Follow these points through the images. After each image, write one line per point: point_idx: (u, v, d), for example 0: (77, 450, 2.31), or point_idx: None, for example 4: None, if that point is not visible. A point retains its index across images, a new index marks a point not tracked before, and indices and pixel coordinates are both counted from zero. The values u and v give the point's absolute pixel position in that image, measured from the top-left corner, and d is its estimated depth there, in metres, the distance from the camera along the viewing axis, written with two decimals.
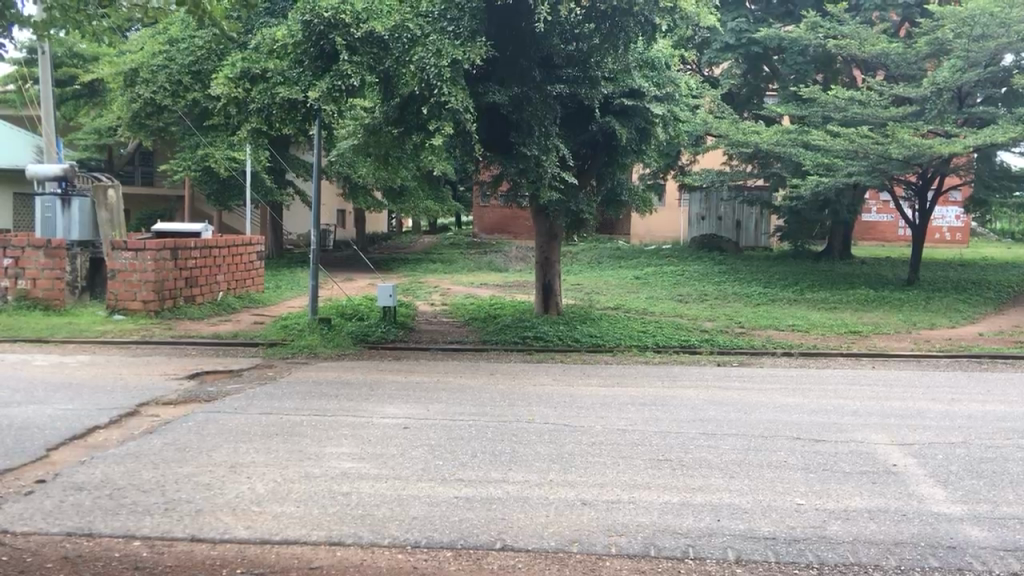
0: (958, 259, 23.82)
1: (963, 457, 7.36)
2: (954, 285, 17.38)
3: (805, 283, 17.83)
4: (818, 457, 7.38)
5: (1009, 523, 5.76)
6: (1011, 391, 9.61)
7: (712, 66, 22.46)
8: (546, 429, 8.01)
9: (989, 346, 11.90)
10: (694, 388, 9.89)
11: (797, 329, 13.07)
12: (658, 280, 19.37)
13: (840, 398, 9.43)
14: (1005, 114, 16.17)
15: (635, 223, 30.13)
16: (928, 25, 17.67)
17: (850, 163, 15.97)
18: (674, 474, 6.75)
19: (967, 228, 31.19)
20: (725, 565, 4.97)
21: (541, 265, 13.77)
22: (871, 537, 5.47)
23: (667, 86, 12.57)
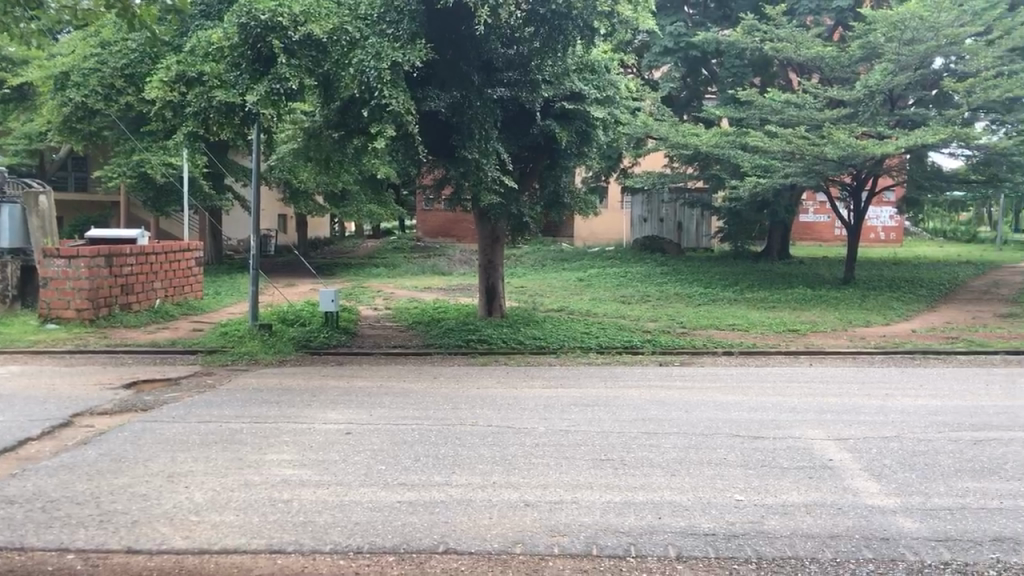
0: (891, 258, 24.46)
1: (896, 450, 7.57)
2: (889, 283, 17.78)
3: (744, 283, 18.07)
4: (757, 453, 7.52)
5: (940, 514, 5.96)
6: (941, 386, 9.91)
7: (652, 70, 22.72)
8: (488, 431, 8.04)
9: (921, 341, 12.21)
10: (636, 388, 9.98)
11: (737, 328, 13.25)
12: (599, 282, 19.48)
13: (777, 396, 9.62)
14: (934, 116, 16.40)
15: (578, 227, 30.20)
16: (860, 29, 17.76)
17: (785, 164, 16.21)
18: (616, 473, 6.83)
19: (899, 228, 31.99)
20: (666, 562, 5.04)
21: (484, 267, 13.74)
22: (808, 530, 5.60)
23: (607, 88, 12.61)
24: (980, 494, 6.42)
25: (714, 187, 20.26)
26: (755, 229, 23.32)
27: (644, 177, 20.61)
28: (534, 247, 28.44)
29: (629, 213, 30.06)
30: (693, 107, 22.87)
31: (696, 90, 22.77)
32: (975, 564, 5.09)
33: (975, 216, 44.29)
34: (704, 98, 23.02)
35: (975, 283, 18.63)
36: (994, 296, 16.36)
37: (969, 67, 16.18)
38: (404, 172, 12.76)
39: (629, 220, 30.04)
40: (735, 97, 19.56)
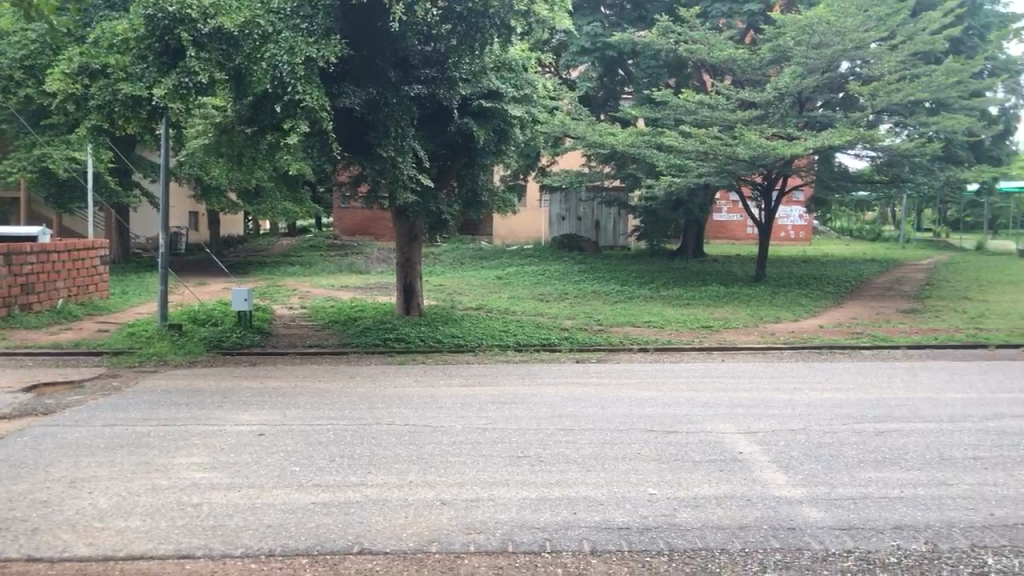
0: (801, 255, 25.18)
1: (803, 443, 7.79)
2: (799, 280, 18.29)
3: (661, 281, 18.36)
4: (670, 447, 7.65)
5: (843, 503, 6.15)
6: (846, 379, 10.24)
7: (570, 69, 22.92)
8: (405, 430, 7.99)
9: (828, 337, 12.58)
10: (553, 384, 10.06)
11: (653, 325, 13.46)
12: (519, 280, 19.55)
13: (690, 391, 9.81)
14: (841, 118, 16.92)
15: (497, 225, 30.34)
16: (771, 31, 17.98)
17: (699, 164, 16.52)
18: (532, 470, 6.86)
19: (808, 227, 32.96)
20: (581, 556, 5.08)
21: (402, 266, 13.67)
22: (718, 522, 5.71)
23: (525, 87, 12.67)
24: (881, 484, 6.65)
25: (630, 186, 20.53)
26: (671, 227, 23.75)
27: (562, 176, 20.76)
28: (454, 245, 28.40)
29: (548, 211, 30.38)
30: (611, 106, 22.91)
31: (614, 90, 22.86)
32: (876, 551, 5.27)
33: (880, 214, 45.95)
34: (621, 98, 23.31)
35: (879, 280, 19.32)
36: (897, 292, 16.98)
37: (873, 70, 16.71)
38: (320, 169, 12.59)
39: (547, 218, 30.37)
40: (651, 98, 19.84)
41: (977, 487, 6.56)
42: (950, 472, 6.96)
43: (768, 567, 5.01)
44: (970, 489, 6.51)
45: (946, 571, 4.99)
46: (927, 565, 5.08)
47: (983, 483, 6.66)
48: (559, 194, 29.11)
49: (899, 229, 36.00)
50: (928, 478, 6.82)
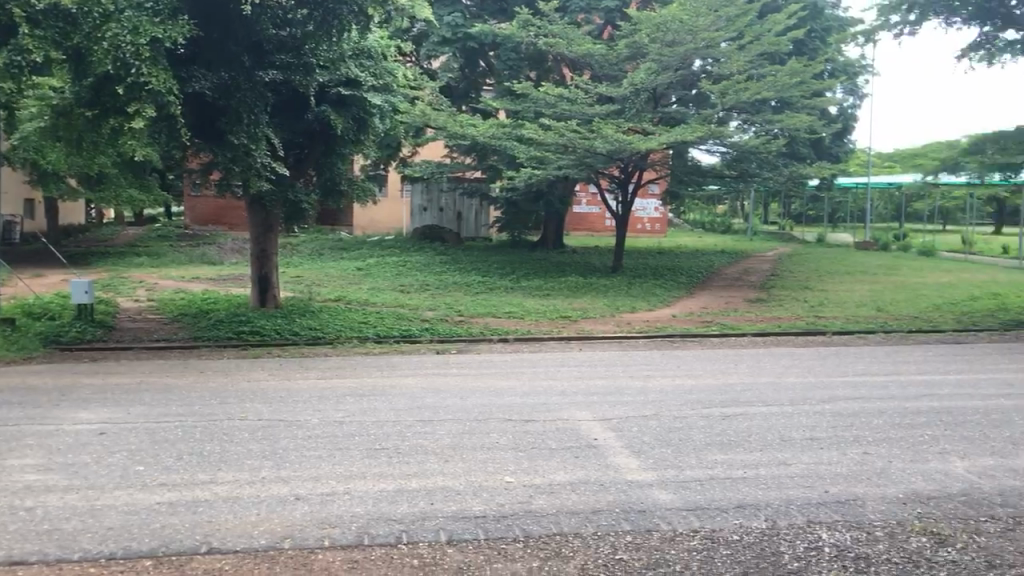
0: (656, 247, 26.01)
1: (654, 428, 8.03)
2: (654, 271, 18.88)
3: (522, 272, 18.57)
4: (527, 436, 7.73)
5: (691, 485, 6.39)
6: (697, 366, 10.65)
7: (431, 59, 22.82)
8: (258, 426, 7.77)
9: (681, 325, 13.04)
10: (412, 376, 10.02)
11: (513, 316, 13.60)
12: (380, 271, 19.36)
13: (548, 379, 9.96)
14: (693, 115, 17.51)
15: (357, 215, 30.14)
16: (626, 29, 18.41)
17: (559, 157, 16.78)
18: (390, 462, 6.80)
19: (663, 220, 34.07)
20: (437, 547, 5.08)
21: (257, 257, 13.31)
22: (572, 507, 5.83)
23: (384, 76, 12.57)
24: (727, 465, 6.93)
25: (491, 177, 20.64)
26: (532, 219, 24.15)
27: (423, 166, 20.64)
28: (313, 236, 27.83)
29: (409, 201, 30.47)
30: (471, 98, 23.09)
31: (474, 82, 23.00)
32: (720, 530, 5.49)
33: (731, 208, 48.02)
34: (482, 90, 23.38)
35: (729, 270, 20.18)
36: (746, 282, 17.76)
37: (724, 69, 17.39)
38: (168, 155, 12.08)
39: (408, 209, 30.47)
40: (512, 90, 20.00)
41: (814, 466, 6.94)
42: (790, 453, 7.33)
43: (619, 549, 5.13)
44: (806, 468, 6.88)
45: (784, 546, 5.25)
46: (767, 541, 5.32)
47: (819, 462, 7.05)
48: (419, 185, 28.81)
49: (749, 222, 37.74)
50: (770, 458, 7.15)
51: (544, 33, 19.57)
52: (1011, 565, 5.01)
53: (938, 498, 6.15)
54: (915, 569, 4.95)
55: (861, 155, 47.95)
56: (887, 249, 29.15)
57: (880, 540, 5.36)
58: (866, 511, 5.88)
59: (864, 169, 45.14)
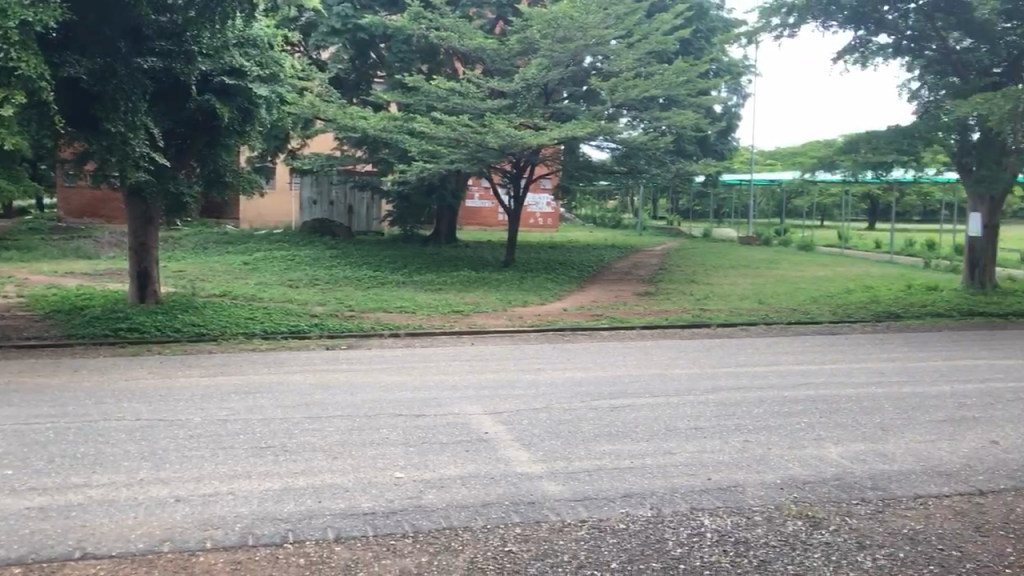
0: (549, 242, 26.27)
1: (544, 421, 8.10)
2: (546, 266, 19.05)
3: (415, 267, 18.46)
4: (418, 431, 7.69)
5: (579, 476, 6.46)
6: (587, 359, 10.80)
7: (321, 50, 22.44)
8: (136, 426, 7.47)
9: (572, 319, 13.18)
10: (302, 372, 9.83)
11: (404, 311, 13.49)
12: (268, 266, 18.92)
13: (440, 374, 9.93)
14: (583, 111, 17.73)
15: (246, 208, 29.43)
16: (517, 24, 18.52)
17: (451, 150, 16.75)
18: (276, 461, 6.64)
19: (555, 214, 34.52)
20: (324, 545, 4.99)
21: (136, 251, 12.84)
22: (462, 501, 5.82)
23: (271, 66, 12.31)
24: (614, 456, 7.04)
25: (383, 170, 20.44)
26: (424, 213, 24.01)
27: (313, 159, 20.28)
28: (197, 229, 26.98)
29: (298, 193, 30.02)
30: (362, 90, 22.44)
31: (365, 74, 22.46)
32: (608, 519, 5.57)
33: (621, 203, 49.01)
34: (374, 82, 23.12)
35: (619, 264, 20.55)
36: (635, 276, 18.12)
37: (613, 66, 17.68)
38: (39, 144, 11.52)
39: (298, 201, 30.05)
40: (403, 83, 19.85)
41: (698, 454, 7.12)
42: (675, 442, 7.50)
43: (508, 541, 5.15)
44: (691, 457, 7.06)
45: (668, 533, 5.36)
46: (652, 529, 5.43)
47: (703, 450, 7.24)
48: (308, 178, 28.05)
49: (637, 217, 38.57)
50: (656, 448, 7.31)
51: (436, 26, 19.49)
52: (879, 544, 5.24)
53: (814, 483, 6.40)
54: (790, 551, 5.12)
55: (744, 154, 49.67)
56: (769, 243, 30.27)
57: (759, 524, 5.54)
58: (746, 497, 6.07)
59: (747, 167, 46.80)
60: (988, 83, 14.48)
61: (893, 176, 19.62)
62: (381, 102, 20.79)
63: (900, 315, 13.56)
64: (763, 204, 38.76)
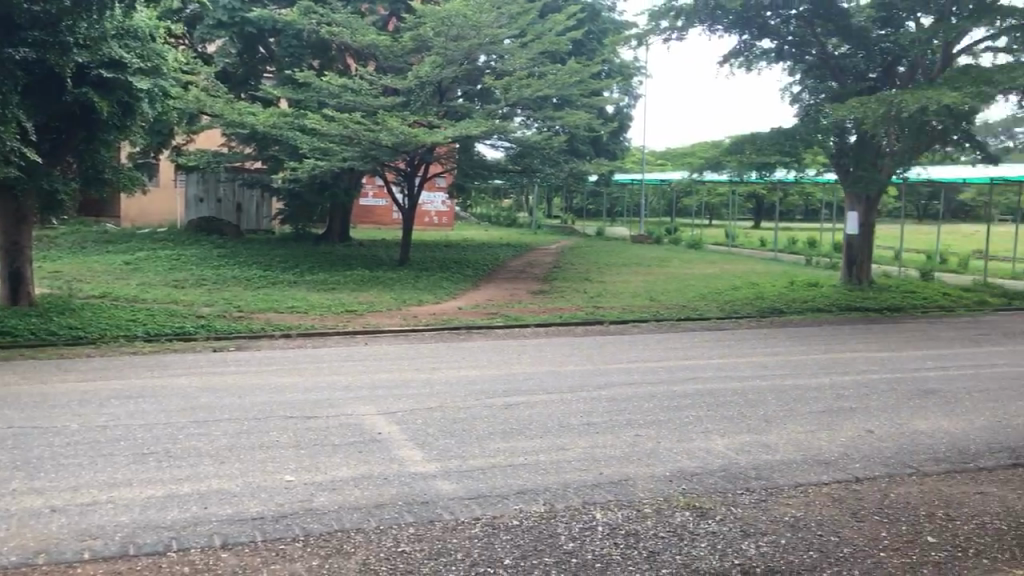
0: (444, 240, 26.22)
1: (438, 420, 8.06)
2: (441, 265, 19.00)
3: (307, 266, 18.14)
4: (310, 433, 7.54)
5: (473, 474, 6.46)
6: (482, 357, 10.82)
7: (207, 43, 21.80)
8: (6, 434, 7.10)
9: (466, 318, 13.18)
10: (188, 375, 9.52)
11: (296, 311, 13.23)
12: (152, 265, 18.26)
13: (333, 375, 9.78)
14: (477, 110, 17.75)
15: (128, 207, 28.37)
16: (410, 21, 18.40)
17: (344, 148, 16.52)
18: (159, 467, 6.41)
19: (450, 213, 34.54)
20: (210, 552, 4.84)
21: (8, 251, 12.22)
22: (354, 503, 5.74)
23: (153, 59, 11.83)
24: (508, 453, 7.07)
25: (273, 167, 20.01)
26: (316, 211, 23.65)
27: (200, 155, 19.67)
28: (76, 228, 25.83)
29: (184, 191, 29.16)
30: (250, 86, 22.03)
31: (254, 69, 22.02)
32: (501, 516, 5.59)
33: (516, 202, 49.34)
34: (263, 77, 22.59)
35: (514, 263, 20.66)
36: (530, 275, 18.26)
37: (507, 66, 17.77)
38: None
39: (183, 199, 29.19)
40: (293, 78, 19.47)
41: (591, 449, 7.21)
42: (568, 438, 7.58)
43: (401, 542, 5.10)
44: (584, 452, 7.15)
45: (561, 528, 5.40)
46: (544, 524, 5.47)
47: (594, 445, 7.34)
48: (195, 175, 27.08)
49: (532, 216, 38.87)
50: (549, 444, 7.36)
51: (326, 21, 19.17)
52: (763, 532, 5.41)
53: (701, 475, 6.56)
54: (678, 542, 5.23)
55: (636, 154, 50.69)
56: (660, 242, 30.97)
57: (648, 517, 5.64)
58: (636, 490, 6.19)
59: (639, 167, 47.79)
60: (864, 87, 15.47)
61: (776, 177, 20.37)
62: (271, 97, 20.34)
63: (783, 311, 14.07)
64: (655, 204, 39.61)
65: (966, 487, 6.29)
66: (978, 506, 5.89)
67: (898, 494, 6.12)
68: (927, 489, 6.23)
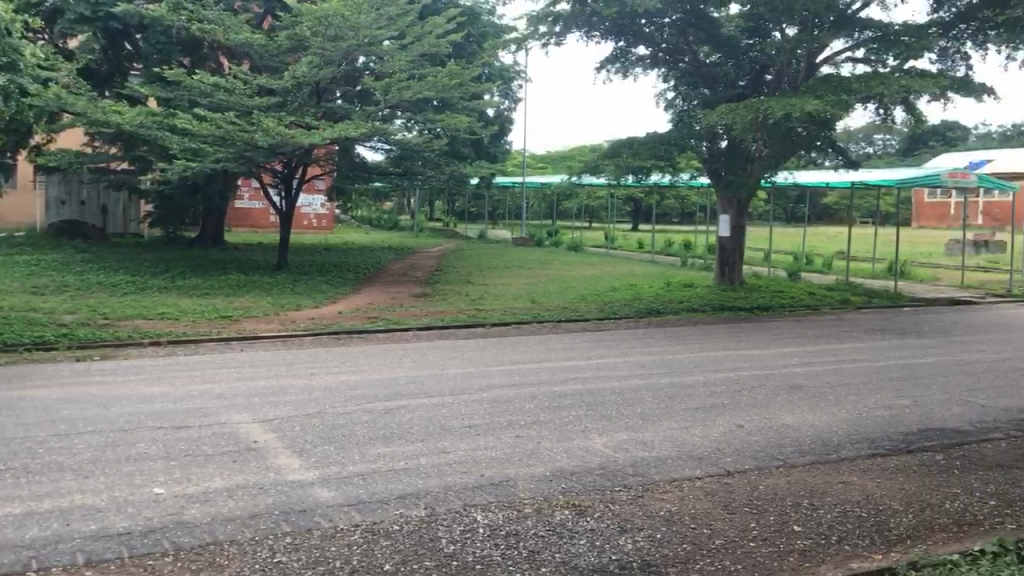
0: (325, 244, 25.79)
1: (316, 427, 7.91)
2: (320, 268, 18.67)
3: (179, 270, 17.50)
4: (180, 444, 7.28)
5: (352, 480, 6.35)
6: (363, 361, 10.69)
7: (68, 37, 20.78)
8: None
9: (346, 322, 12.99)
10: (49, 387, 9.04)
11: (166, 317, 12.74)
12: (10, 271, 17.26)
13: (207, 383, 9.46)
14: (357, 111, 17.55)
15: None
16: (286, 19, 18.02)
17: (218, 148, 16.04)
18: (16, 484, 6.06)
19: (330, 216, 34.07)
20: (72, 571, 4.61)
21: None
22: (228, 514, 5.57)
23: (10, 53, 11.18)
24: (389, 458, 6.99)
25: (142, 169, 19.22)
26: (189, 213, 22.91)
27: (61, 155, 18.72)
28: None
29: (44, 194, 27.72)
30: (115, 83, 21.26)
31: (119, 66, 21.25)
32: (381, 521, 5.52)
33: (397, 204, 49.01)
34: (130, 75, 21.71)
35: (395, 266, 20.49)
36: (412, 278, 18.16)
37: (386, 67, 17.63)
38: None
39: (43, 202, 27.74)
40: (162, 76, 18.78)
41: (471, 452, 7.22)
42: (448, 441, 7.56)
43: (277, 552, 4.97)
44: (464, 454, 7.14)
45: (441, 531, 5.38)
46: (425, 528, 5.43)
47: (475, 448, 7.34)
48: (56, 176, 25.87)
49: (413, 219, 38.70)
50: (429, 448, 7.32)
51: (197, 18, 18.57)
52: (639, 527, 5.52)
53: (581, 473, 6.66)
54: (558, 540, 5.28)
55: (516, 156, 51.14)
56: (541, 244, 31.29)
57: (528, 516, 5.68)
58: (517, 491, 6.22)
59: (520, 169, 48.21)
60: (733, 94, 16.05)
61: (653, 180, 20.91)
62: (139, 96, 19.55)
63: (660, 311, 14.44)
64: (535, 207, 40.02)
65: (829, 476, 6.59)
66: (840, 495, 6.17)
67: (767, 486, 6.35)
68: (794, 481, 6.49)
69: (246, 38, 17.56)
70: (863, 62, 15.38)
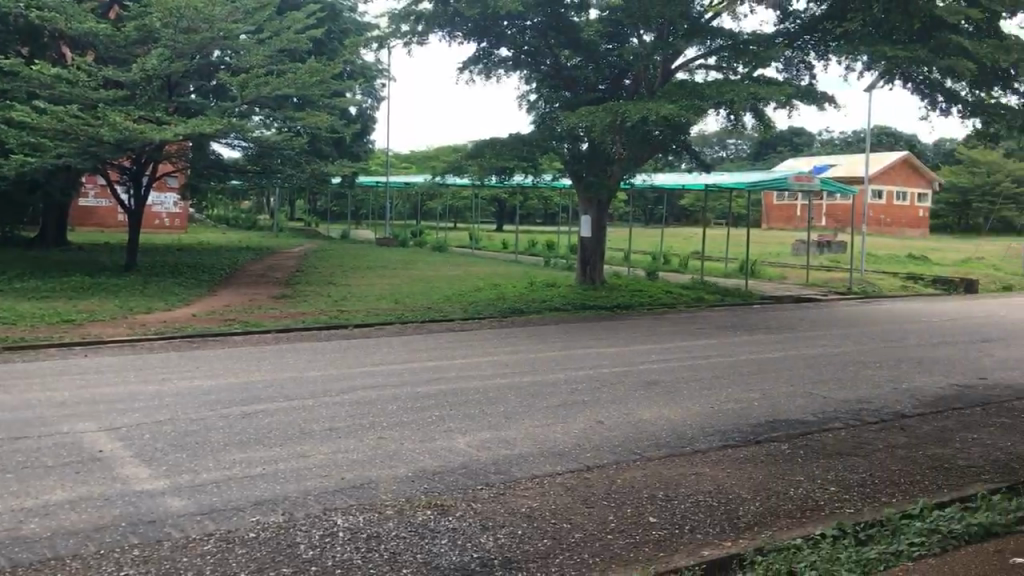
0: (179, 244, 24.81)
1: (167, 434, 7.58)
2: (174, 269, 17.94)
3: (18, 272, 16.42)
4: (17, 455, 6.83)
5: (206, 488, 6.12)
6: (219, 365, 10.33)
7: None
8: None
9: (200, 325, 12.53)
10: None
11: (3, 322, 11.94)
12: None
13: (48, 391, 8.92)
14: (211, 107, 17.01)
15: None
16: (134, 9, 17.27)
17: (60, 143, 15.18)
18: None
19: (183, 216, 32.98)
20: None
21: None
22: (70, 528, 5.26)
23: None
24: (245, 464, 6.78)
25: None
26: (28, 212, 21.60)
27: None
28: None
29: None
30: None
31: None
32: (237, 529, 5.35)
33: (256, 204, 47.77)
34: None
35: (255, 267, 19.92)
36: (271, 279, 17.69)
37: (243, 62, 17.17)
38: None
39: None
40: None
41: (332, 455, 7.08)
42: (308, 445, 7.40)
43: (124, 565, 4.74)
44: (325, 458, 7.01)
45: (299, 537, 5.25)
46: (283, 534, 5.29)
47: (335, 451, 7.22)
48: None
49: (274, 219, 37.76)
50: (288, 453, 7.15)
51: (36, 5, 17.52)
52: (500, 524, 5.56)
53: (443, 473, 6.65)
54: (419, 541, 5.25)
55: (379, 156, 50.77)
56: (406, 244, 31.13)
57: (390, 518, 5.62)
58: (379, 493, 6.15)
59: (383, 169, 47.84)
60: (593, 98, 16.41)
61: (516, 180, 21.15)
62: None
63: (523, 311, 14.59)
64: (400, 207, 39.85)
65: (683, 468, 6.82)
66: (694, 485, 6.40)
67: (625, 479, 6.52)
68: (651, 473, 6.69)
69: (91, 27, 16.71)
70: (715, 70, 16.03)
